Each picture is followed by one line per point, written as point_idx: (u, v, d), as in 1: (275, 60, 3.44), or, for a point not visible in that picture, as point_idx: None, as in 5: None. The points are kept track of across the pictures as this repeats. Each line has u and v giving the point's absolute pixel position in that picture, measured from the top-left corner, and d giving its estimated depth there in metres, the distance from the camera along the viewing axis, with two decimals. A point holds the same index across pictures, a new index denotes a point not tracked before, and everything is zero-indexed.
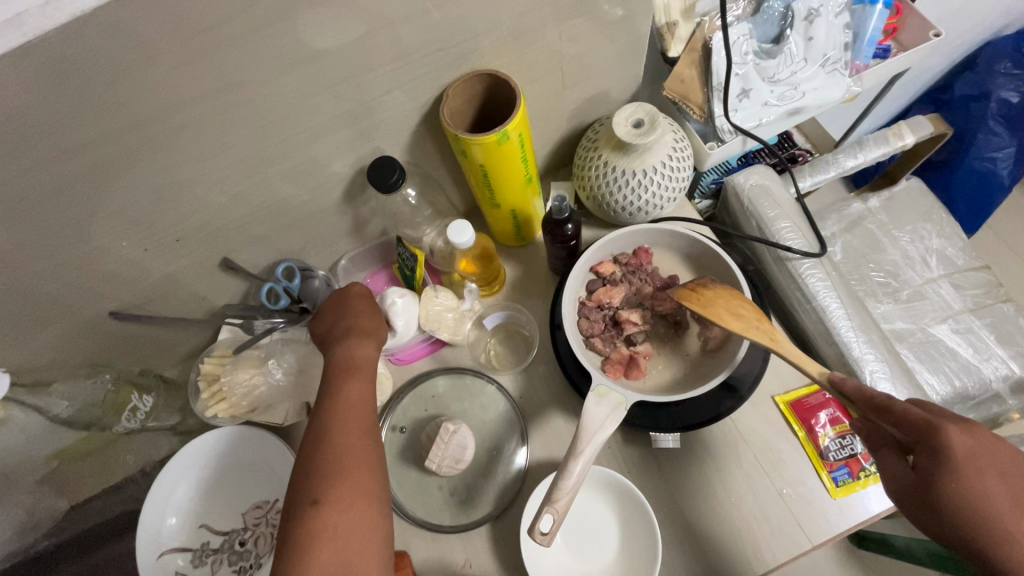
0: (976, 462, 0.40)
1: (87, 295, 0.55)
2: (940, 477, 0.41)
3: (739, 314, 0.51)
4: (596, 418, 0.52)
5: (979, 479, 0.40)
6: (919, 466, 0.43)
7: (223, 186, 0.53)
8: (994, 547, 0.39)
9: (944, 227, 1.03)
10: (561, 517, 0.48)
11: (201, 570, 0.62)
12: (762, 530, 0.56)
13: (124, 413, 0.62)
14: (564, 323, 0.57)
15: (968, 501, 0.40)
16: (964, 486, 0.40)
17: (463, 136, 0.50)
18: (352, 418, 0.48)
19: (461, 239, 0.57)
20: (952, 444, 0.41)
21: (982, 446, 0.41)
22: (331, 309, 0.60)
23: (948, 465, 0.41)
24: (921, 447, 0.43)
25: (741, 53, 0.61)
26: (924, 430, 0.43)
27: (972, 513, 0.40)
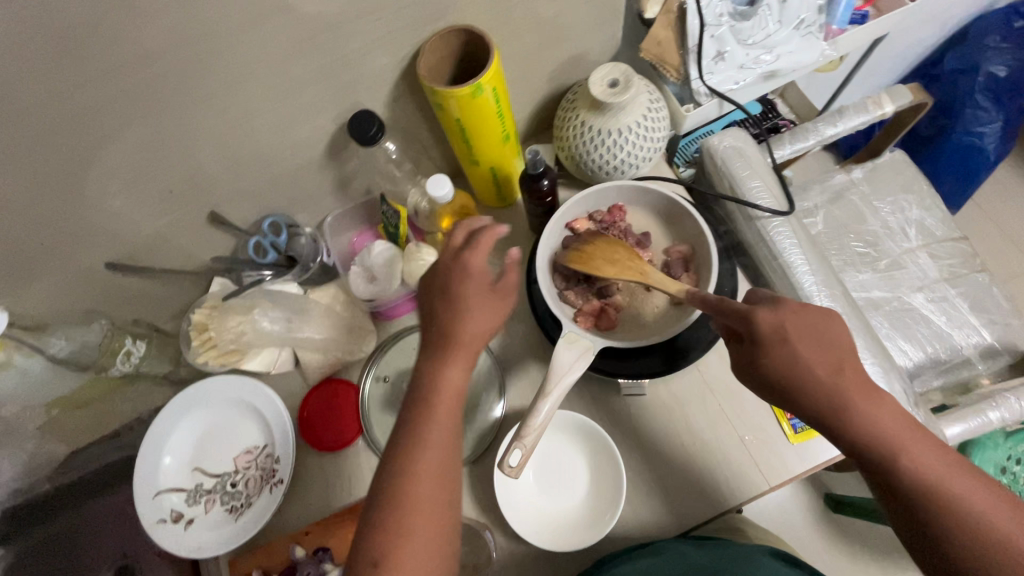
0: (784, 336, 0.45)
1: (81, 246, 0.58)
2: (762, 358, 0.46)
3: (615, 260, 0.57)
4: (567, 361, 0.56)
5: (780, 353, 0.45)
6: (749, 355, 0.47)
7: (207, 138, 0.55)
8: (853, 418, 0.44)
9: (924, 198, 1.04)
10: (529, 452, 0.52)
11: (194, 510, 0.66)
12: (723, 472, 0.59)
13: (118, 357, 0.65)
14: (540, 277, 0.60)
15: (778, 371, 0.45)
16: (784, 360, 0.45)
17: (439, 89, 0.52)
18: (412, 462, 0.42)
19: (440, 193, 0.59)
20: (762, 326, 0.45)
21: (807, 320, 0.46)
22: (450, 282, 0.46)
23: (766, 347, 0.45)
24: (745, 337, 0.47)
25: (716, 15, 0.63)
26: (742, 320, 0.47)
27: (789, 384, 0.45)
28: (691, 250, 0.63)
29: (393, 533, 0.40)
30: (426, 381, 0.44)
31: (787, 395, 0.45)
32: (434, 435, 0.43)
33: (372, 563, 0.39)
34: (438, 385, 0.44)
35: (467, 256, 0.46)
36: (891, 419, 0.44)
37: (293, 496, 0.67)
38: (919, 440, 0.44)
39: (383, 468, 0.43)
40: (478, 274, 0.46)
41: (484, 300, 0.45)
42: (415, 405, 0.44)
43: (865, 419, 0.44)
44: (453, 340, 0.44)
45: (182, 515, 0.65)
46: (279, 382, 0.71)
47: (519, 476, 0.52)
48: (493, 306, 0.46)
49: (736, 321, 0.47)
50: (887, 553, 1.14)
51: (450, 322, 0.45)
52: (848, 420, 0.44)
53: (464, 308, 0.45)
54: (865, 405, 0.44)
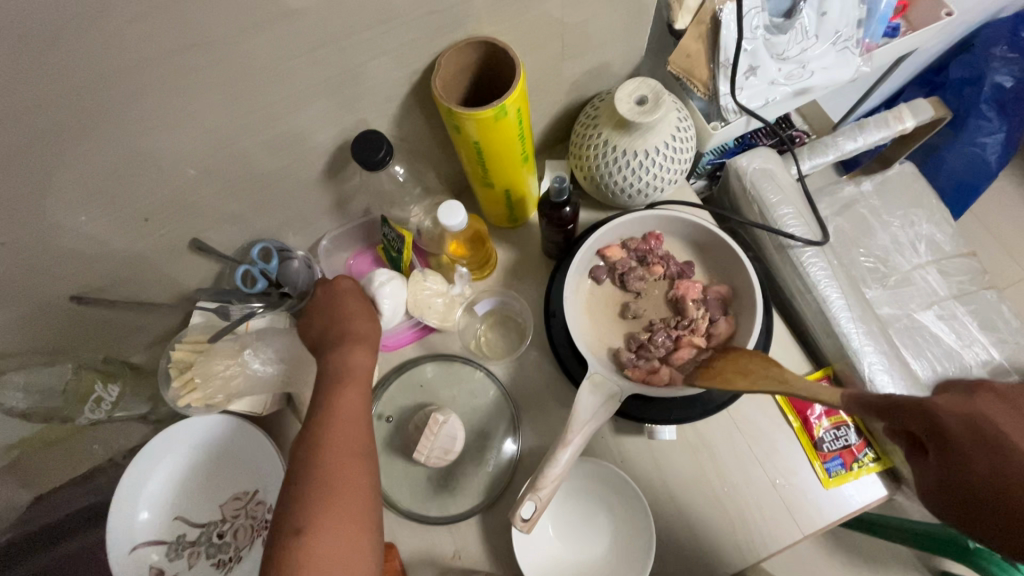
0: (984, 431, 0.36)
1: (41, 280, 0.50)
2: (952, 462, 0.36)
3: (749, 372, 0.49)
4: (590, 407, 0.52)
5: (982, 455, 0.35)
6: (936, 460, 0.37)
7: (190, 160, 0.48)
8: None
9: (934, 213, 1.02)
10: (543, 506, 0.48)
11: (177, 564, 0.59)
12: (754, 519, 0.56)
13: (87, 404, 0.57)
14: (566, 312, 0.56)
15: (973, 476, 0.35)
16: (985, 461, 0.35)
17: (457, 110, 0.46)
18: (333, 435, 0.45)
19: (453, 221, 0.53)
20: (948, 418, 0.37)
21: (1009, 407, 0.37)
22: (340, 301, 0.56)
23: (957, 447, 0.36)
24: (928, 435, 0.38)
25: (752, 27, 0.58)
26: (924, 417, 0.39)
27: (1002, 497, 0.34)
28: (731, 292, 0.59)
29: (314, 501, 0.41)
30: (335, 364, 0.50)
31: (994, 509, 0.34)
32: (347, 403, 0.47)
33: (297, 545, 0.39)
34: (340, 371, 0.50)
35: (348, 282, 0.57)
36: None
37: None
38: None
39: (300, 456, 0.44)
40: (351, 290, 0.57)
41: (361, 307, 0.55)
42: (323, 385, 0.49)
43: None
44: (352, 336, 0.53)
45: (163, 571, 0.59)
46: (271, 421, 0.65)
47: (532, 531, 0.48)
48: (366, 309, 0.56)
49: (915, 416, 0.39)
50: (886, 566, 1.13)
51: (346, 324, 0.54)
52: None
53: (352, 319, 0.54)
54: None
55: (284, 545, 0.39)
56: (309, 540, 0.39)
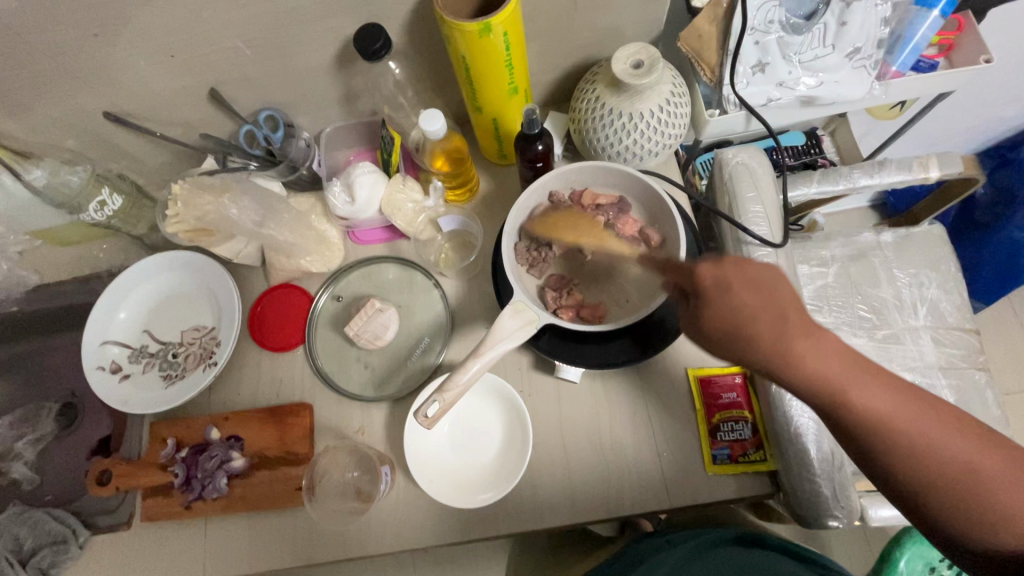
0: (727, 285, 0.33)
1: (79, 87, 0.59)
2: (702, 312, 0.33)
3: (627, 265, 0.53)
4: (507, 329, 0.54)
5: (722, 309, 0.33)
6: (691, 311, 0.35)
7: (215, 11, 0.54)
8: (812, 392, 0.36)
9: (948, 281, 0.98)
10: (447, 406, 0.51)
11: (133, 367, 0.69)
12: (630, 479, 0.58)
13: (92, 204, 0.64)
14: (504, 237, 0.58)
15: (731, 318, 0.33)
16: (724, 310, 0.33)
17: (449, 20, 0.50)
18: None
19: (431, 128, 0.58)
20: (701, 277, 0.33)
21: (754, 272, 0.33)
22: None
23: (704, 302, 0.33)
24: (690, 293, 0.34)
25: (766, 20, 0.58)
26: (684, 274, 0.34)
27: (729, 339, 0.33)
28: (663, 241, 0.60)
29: None
30: None
31: (752, 359, 0.34)
32: None
33: None
34: None
35: None
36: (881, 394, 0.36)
37: (222, 382, 0.68)
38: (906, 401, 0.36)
39: None
40: None
41: None
42: None
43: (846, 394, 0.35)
44: None
45: (121, 368, 0.68)
46: (243, 275, 0.72)
47: (433, 427, 0.51)
48: None
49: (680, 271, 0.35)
50: None
51: None
52: (830, 397, 0.35)
53: None
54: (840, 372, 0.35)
55: None
56: None
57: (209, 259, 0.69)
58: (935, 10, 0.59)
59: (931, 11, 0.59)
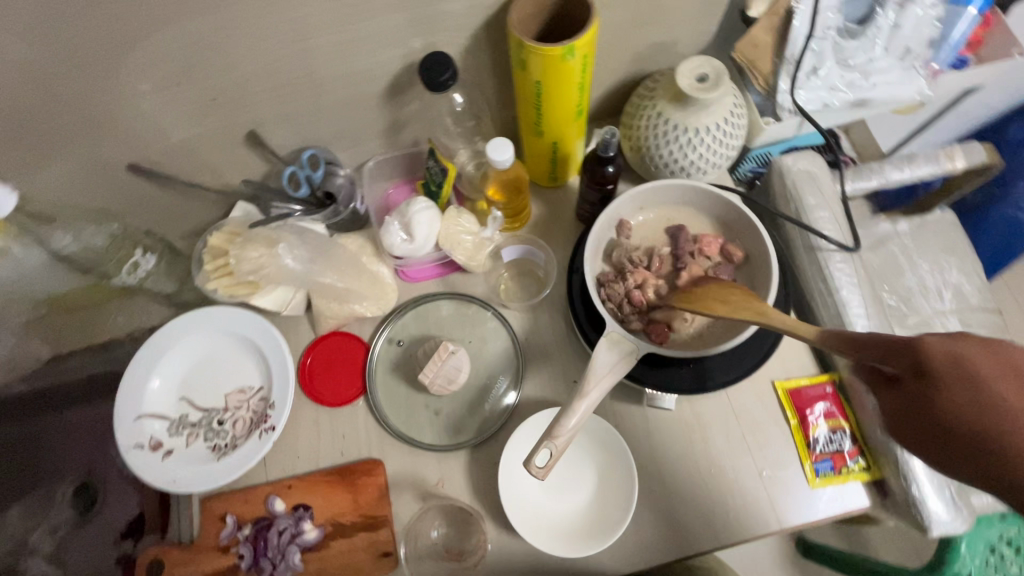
0: (968, 372, 0.34)
1: (105, 137, 0.53)
2: (936, 397, 0.34)
3: (728, 299, 0.48)
4: (607, 363, 0.51)
5: (965, 399, 0.33)
6: (909, 393, 0.36)
7: (264, 46, 0.50)
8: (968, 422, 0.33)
9: (966, 264, 1.02)
10: (558, 453, 0.48)
11: (175, 441, 0.62)
12: (736, 502, 0.57)
13: (125, 267, 0.61)
14: (585, 265, 0.56)
15: (950, 406, 0.34)
16: (962, 398, 0.33)
17: (527, 44, 0.47)
18: None
19: (499, 157, 0.55)
20: (935, 357, 0.35)
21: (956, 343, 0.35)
22: None
23: (944, 388, 0.34)
24: (910, 373, 0.35)
25: (824, 27, 0.59)
26: (903, 352, 0.36)
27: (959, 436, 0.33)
28: (741, 252, 0.59)
29: None
30: None
31: (962, 441, 0.33)
32: None
33: None
34: None
35: None
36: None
37: (278, 446, 0.62)
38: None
39: None
40: None
41: None
42: None
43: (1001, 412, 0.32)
44: None
45: (161, 443, 0.61)
46: (286, 326, 0.67)
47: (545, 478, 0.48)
48: None
49: (894, 351, 0.36)
50: None
51: None
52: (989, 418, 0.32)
53: None
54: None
55: None
56: None
57: (252, 313, 0.63)
58: (971, 7, 0.61)
59: (968, 8, 0.61)
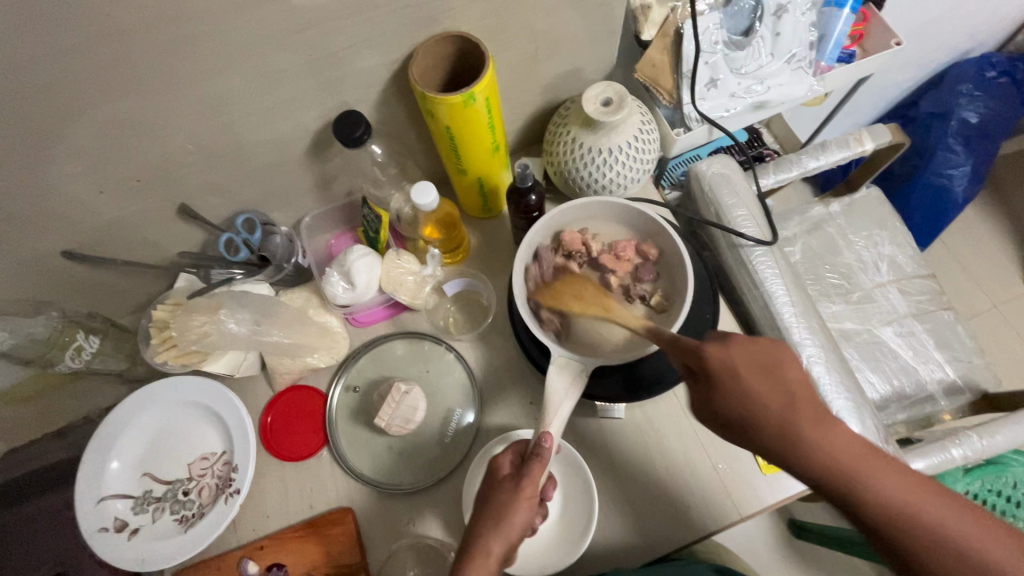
0: (731, 368, 0.42)
1: (34, 232, 0.54)
2: (713, 395, 0.43)
3: (582, 296, 0.55)
4: (562, 383, 0.54)
5: (731, 391, 0.42)
6: (699, 390, 0.44)
7: (181, 127, 0.52)
8: (774, 434, 0.42)
9: (897, 236, 1.07)
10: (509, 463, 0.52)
11: (141, 518, 0.61)
12: (695, 500, 0.59)
13: (69, 352, 0.60)
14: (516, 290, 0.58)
15: (738, 402, 0.42)
16: (734, 394, 0.42)
17: (430, 95, 0.50)
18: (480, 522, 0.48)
19: (424, 200, 0.58)
20: (712, 361, 0.42)
21: (754, 351, 0.43)
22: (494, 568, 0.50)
23: (717, 383, 0.42)
24: (698, 372, 0.43)
25: (711, 42, 0.63)
26: (694, 355, 0.43)
27: (738, 420, 0.42)
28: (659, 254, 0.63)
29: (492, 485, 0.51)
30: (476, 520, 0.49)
31: (740, 430, 0.43)
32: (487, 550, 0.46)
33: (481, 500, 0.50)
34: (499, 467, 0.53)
35: (503, 456, 0.53)
36: (839, 445, 0.43)
37: (246, 508, 0.63)
38: (868, 462, 0.43)
39: None
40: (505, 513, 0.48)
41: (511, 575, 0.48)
42: None
43: (812, 444, 0.42)
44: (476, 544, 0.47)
45: (127, 523, 0.61)
46: (243, 386, 0.68)
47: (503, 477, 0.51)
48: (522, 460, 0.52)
49: (689, 354, 0.44)
50: None
51: None
52: (789, 432, 0.42)
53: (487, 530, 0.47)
54: (823, 438, 0.43)
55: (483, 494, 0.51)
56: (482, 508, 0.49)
57: (201, 380, 0.64)
58: (845, 8, 0.66)
59: (842, 9, 0.66)
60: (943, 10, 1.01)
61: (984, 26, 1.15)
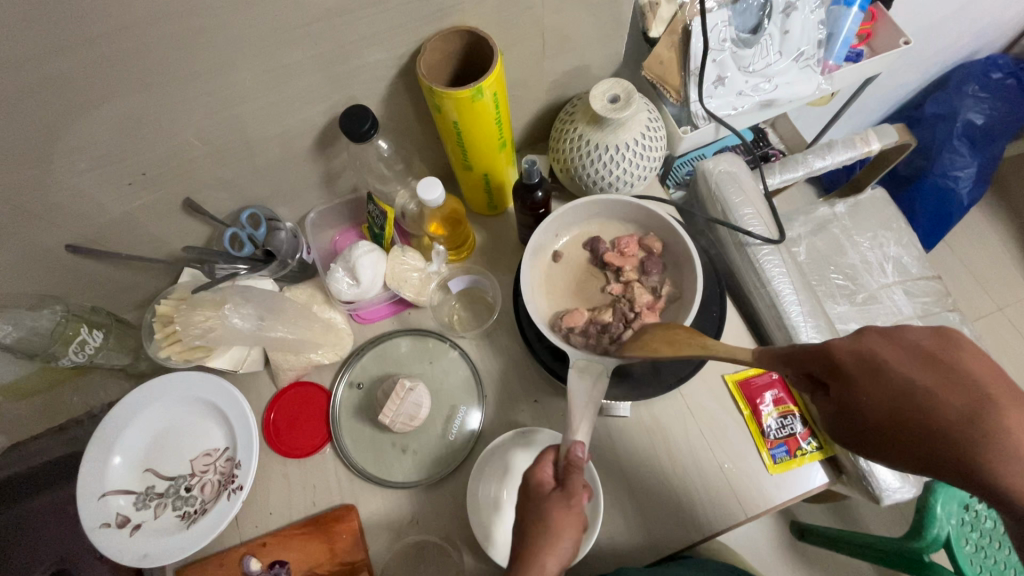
0: (876, 363, 0.36)
1: (39, 226, 0.54)
2: (852, 395, 0.36)
3: (672, 340, 0.49)
4: (584, 394, 0.53)
5: (875, 389, 0.35)
6: (834, 394, 0.38)
7: (188, 121, 0.52)
8: (988, 460, 0.31)
9: (902, 236, 1.06)
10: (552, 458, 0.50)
11: (143, 514, 0.61)
12: (702, 500, 0.58)
13: (73, 346, 0.59)
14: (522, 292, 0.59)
15: (900, 403, 0.34)
16: (885, 393, 0.35)
17: (437, 89, 0.50)
18: (531, 521, 0.46)
19: (430, 197, 0.58)
20: (840, 355, 0.37)
21: (906, 341, 0.36)
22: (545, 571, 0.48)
23: (854, 381, 0.36)
24: (828, 375, 0.38)
25: (719, 39, 0.63)
26: (818, 359, 0.39)
27: (898, 434, 0.34)
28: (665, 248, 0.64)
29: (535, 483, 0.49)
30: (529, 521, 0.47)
31: (891, 445, 0.35)
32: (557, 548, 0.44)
33: (528, 499, 0.48)
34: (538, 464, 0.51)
35: (546, 453, 0.51)
36: None
37: (249, 505, 0.62)
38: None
39: None
40: (564, 506, 0.46)
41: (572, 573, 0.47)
42: None
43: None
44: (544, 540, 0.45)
45: (129, 518, 0.60)
46: (247, 382, 0.67)
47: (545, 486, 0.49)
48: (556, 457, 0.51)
49: (813, 357, 0.39)
50: None
51: None
52: (990, 442, 0.31)
53: (549, 530, 0.45)
54: None
55: (533, 492, 0.48)
56: (534, 505, 0.47)
57: (205, 375, 0.63)
58: (854, 7, 0.65)
59: (851, 8, 0.65)
60: (950, 11, 1.01)
61: (991, 28, 1.15)
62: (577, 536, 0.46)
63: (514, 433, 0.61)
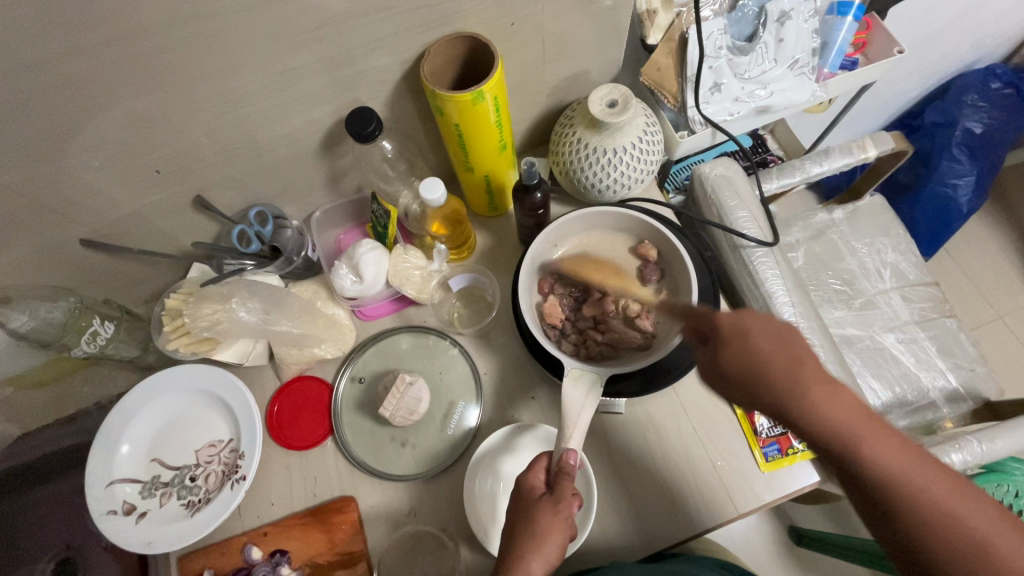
0: (743, 330, 0.41)
1: (54, 220, 0.56)
2: (722, 354, 0.41)
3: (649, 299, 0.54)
4: (579, 401, 0.56)
5: (739, 350, 0.40)
6: (709, 353, 0.42)
7: (199, 121, 0.54)
8: (794, 404, 0.40)
9: (900, 243, 1.07)
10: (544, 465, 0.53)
11: (148, 503, 0.62)
12: (694, 496, 0.59)
13: (85, 337, 0.61)
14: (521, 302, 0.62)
15: (748, 360, 0.40)
16: (741, 354, 0.40)
17: (440, 92, 0.52)
18: (520, 524, 0.49)
19: (432, 196, 0.59)
20: (721, 323, 0.41)
21: (768, 319, 0.42)
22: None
23: (725, 342, 0.41)
24: (710, 335, 0.42)
25: (716, 47, 0.64)
26: (706, 320, 0.43)
27: (744, 382, 0.40)
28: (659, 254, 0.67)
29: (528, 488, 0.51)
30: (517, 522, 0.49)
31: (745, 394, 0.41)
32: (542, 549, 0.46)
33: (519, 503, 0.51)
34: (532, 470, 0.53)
35: (539, 460, 0.53)
36: (851, 419, 0.41)
37: (251, 494, 0.64)
38: (891, 442, 0.41)
39: None
40: (552, 510, 0.48)
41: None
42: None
43: (823, 409, 0.40)
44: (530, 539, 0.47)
45: (134, 506, 0.62)
46: (251, 375, 0.69)
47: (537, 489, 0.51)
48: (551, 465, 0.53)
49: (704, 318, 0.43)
50: None
51: None
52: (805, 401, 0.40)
53: (537, 531, 0.47)
54: (825, 398, 0.41)
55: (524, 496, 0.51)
56: (523, 509, 0.50)
57: (211, 367, 0.65)
58: (848, 17, 0.67)
59: (845, 18, 0.67)
60: (947, 22, 1.02)
61: (989, 38, 1.16)
62: (564, 539, 0.48)
63: (511, 429, 0.62)
